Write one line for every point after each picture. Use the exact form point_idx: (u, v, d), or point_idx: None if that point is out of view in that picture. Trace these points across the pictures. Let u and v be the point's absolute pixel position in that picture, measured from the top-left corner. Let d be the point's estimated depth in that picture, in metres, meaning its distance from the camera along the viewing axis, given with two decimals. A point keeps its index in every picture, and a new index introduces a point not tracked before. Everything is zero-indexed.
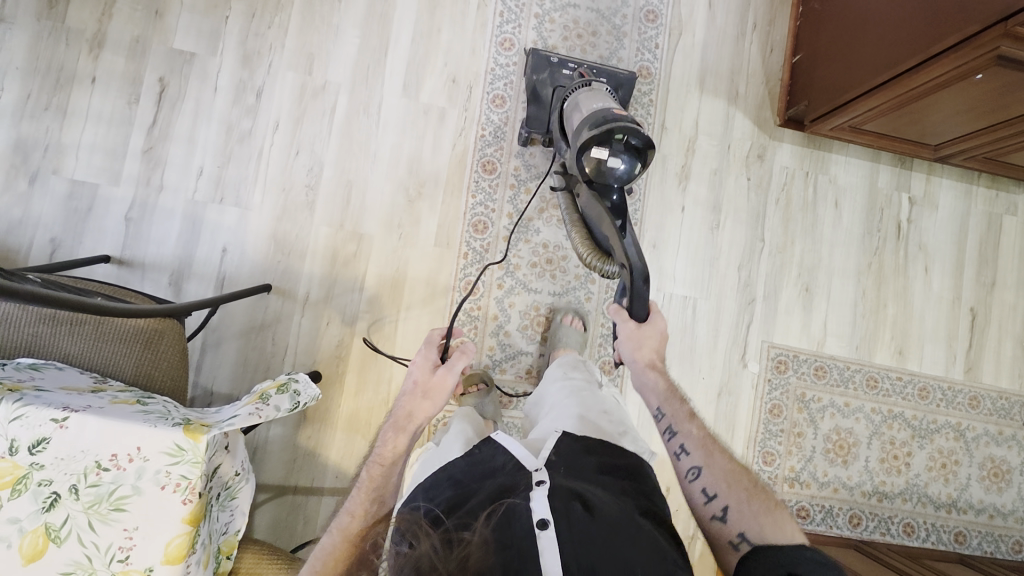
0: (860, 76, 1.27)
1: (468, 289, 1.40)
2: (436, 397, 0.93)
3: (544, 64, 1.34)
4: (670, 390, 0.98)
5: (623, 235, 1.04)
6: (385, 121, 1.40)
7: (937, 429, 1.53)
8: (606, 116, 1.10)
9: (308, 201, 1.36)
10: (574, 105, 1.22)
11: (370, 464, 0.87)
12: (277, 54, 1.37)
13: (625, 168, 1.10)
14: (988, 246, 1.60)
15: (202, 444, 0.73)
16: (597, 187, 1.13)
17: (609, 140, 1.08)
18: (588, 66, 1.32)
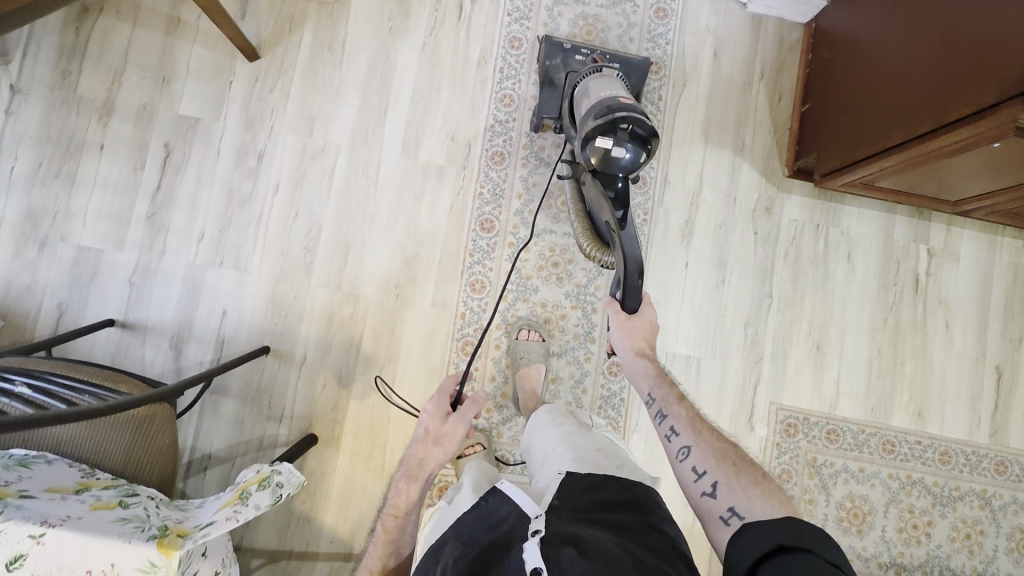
0: (871, 135, 1.22)
1: (466, 349, 1.39)
2: (446, 444, 0.99)
3: (557, 49, 1.36)
4: (659, 374, 1.06)
5: (623, 226, 1.10)
6: (384, 181, 1.40)
7: (960, 497, 1.45)
8: (611, 106, 1.13)
9: (307, 263, 1.37)
10: (582, 88, 1.24)
11: (384, 516, 0.94)
12: (278, 117, 1.39)
13: (630, 157, 1.13)
14: (1016, 301, 1.51)
15: (176, 559, 0.75)
16: (602, 177, 1.16)
17: (613, 130, 1.11)
18: (601, 52, 1.35)
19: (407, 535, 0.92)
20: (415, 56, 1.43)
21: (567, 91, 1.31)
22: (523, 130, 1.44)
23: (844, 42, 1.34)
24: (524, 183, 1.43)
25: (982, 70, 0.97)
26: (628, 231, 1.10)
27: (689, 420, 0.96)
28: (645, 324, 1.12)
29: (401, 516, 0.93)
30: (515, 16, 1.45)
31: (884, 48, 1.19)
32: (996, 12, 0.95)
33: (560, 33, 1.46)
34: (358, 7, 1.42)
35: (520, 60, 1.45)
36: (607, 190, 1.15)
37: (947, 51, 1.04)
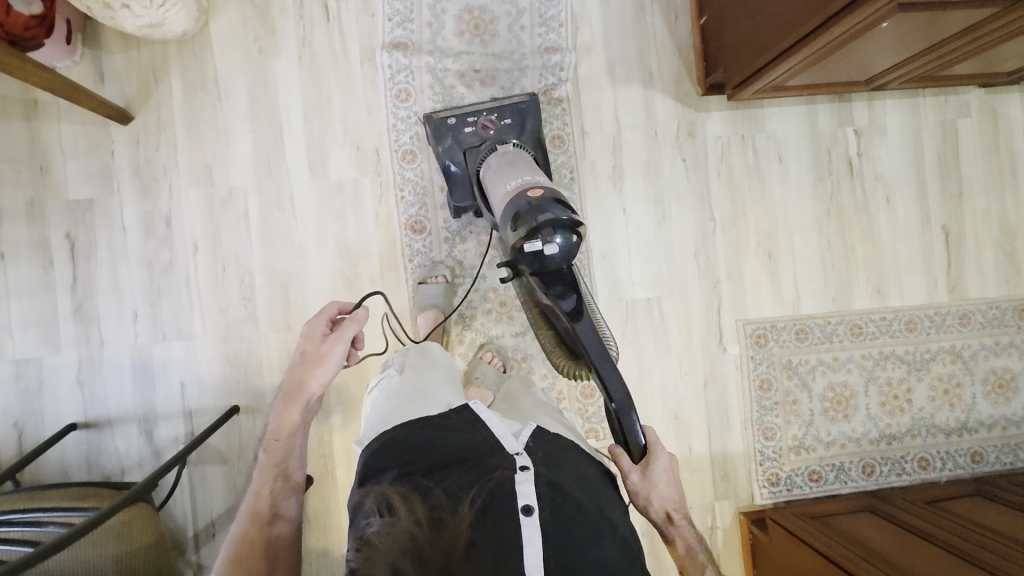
0: (771, 35, 1.16)
1: None
2: (325, 365, 0.92)
3: (444, 128, 1.26)
4: (687, 547, 0.90)
5: (578, 319, 0.93)
6: (302, 210, 1.36)
7: (933, 357, 1.50)
8: (524, 205, 0.96)
9: (249, 313, 1.34)
10: (490, 175, 1.13)
11: (268, 442, 0.91)
12: (174, 174, 1.32)
13: (563, 248, 0.94)
14: (947, 156, 1.52)
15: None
16: (545, 277, 0.97)
17: (536, 231, 0.93)
18: (486, 113, 1.26)
19: (293, 460, 0.90)
20: (295, 73, 1.35)
21: (473, 177, 1.22)
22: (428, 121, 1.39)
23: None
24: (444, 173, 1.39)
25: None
26: (584, 329, 0.92)
27: None
28: (663, 475, 0.90)
29: (285, 439, 0.91)
30: (396, 20, 1.36)
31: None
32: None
33: (447, 31, 1.37)
34: (220, 37, 1.33)
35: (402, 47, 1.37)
36: (554, 289, 0.95)
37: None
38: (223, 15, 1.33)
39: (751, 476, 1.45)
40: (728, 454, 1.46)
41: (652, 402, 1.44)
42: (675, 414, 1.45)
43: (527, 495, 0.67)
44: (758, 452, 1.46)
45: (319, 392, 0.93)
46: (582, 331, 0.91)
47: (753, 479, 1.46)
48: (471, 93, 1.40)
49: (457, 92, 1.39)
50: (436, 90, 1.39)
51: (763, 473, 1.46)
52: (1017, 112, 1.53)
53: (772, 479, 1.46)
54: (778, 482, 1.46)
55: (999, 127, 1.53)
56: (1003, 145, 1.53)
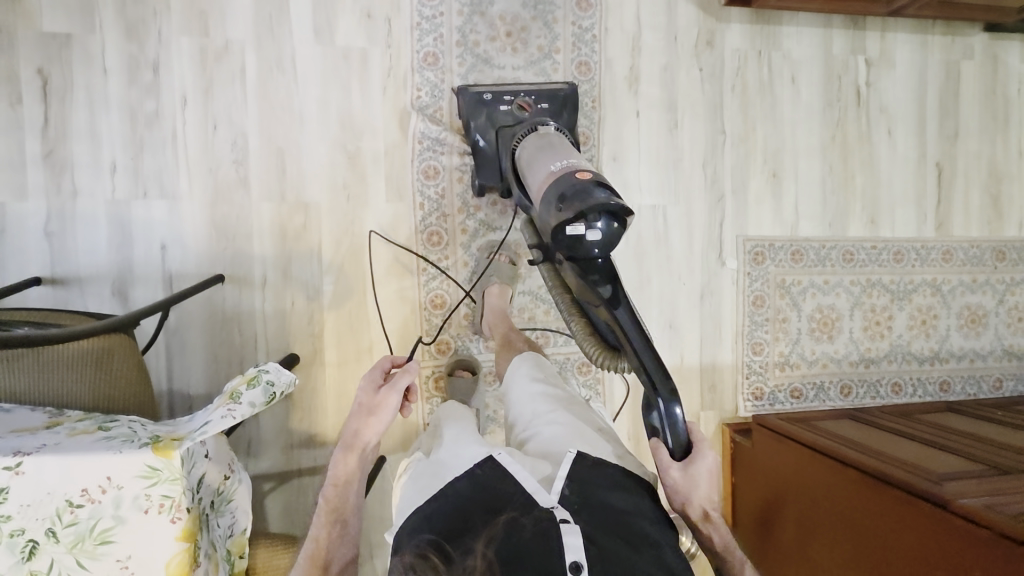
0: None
1: (433, 239, 1.33)
2: (381, 415, 0.84)
3: (478, 103, 1.23)
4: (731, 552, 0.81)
5: (616, 306, 0.93)
6: (303, 75, 1.27)
7: (915, 288, 1.56)
8: (571, 186, 0.92)
9: (240, 178, 1.25)
10: (530, 154, 1.08)
11: (325, 487, 0.86)
12: (164, 18, 1.21)
13: (605, 234, 0.91)
14: (948, 95, 1.56)
15: (177, 459, 0.70)
16: (580, 263, 0.95)
17: (582, 214, 0.89)
18: (525, 95, 1.24)
19: (350, 501, 0.87)
20: None
21: (502, 154, 1.20)
22: (454, 25, 1.33)
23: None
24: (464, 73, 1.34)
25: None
26: (625, 318, 0.92)
27: None
28: (705, 477, 0.81)
29: (342, 486, 0.87)
30: None
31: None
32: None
33: None
34: None
35: None
36: (591, 277, 0.95)
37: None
38: None
39: (737, 389, 1.48)
40: (717, 367, 1.48)
41: (649, 310, 1.44)
42: (670, 324, 1.45)
43: (575, 549, 0.66)
44: (745, 366, 1.49)
45: (375, 441, 0.86)
46: (623, 320, 0.92)
47: (738, 393, 1.49)
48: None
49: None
50: None
51: (748, 387, 1.49)
52: (1013, 61, 1.58)
53: (757, 394, 1.49)
54: (762, 398, 1.49)
55: (997, 72, 1.57)
56: (999, 91, 1.58)
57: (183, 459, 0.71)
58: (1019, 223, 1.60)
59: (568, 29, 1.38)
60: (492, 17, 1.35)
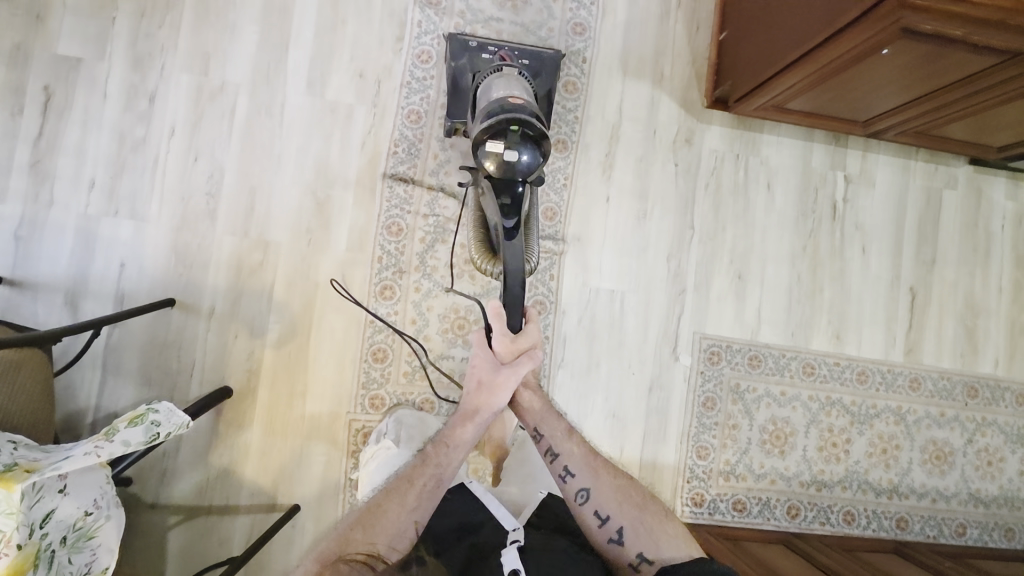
0: (788, 44, 1.16)
1: (384, 294, 1.34)
2: (497, 393, 1.02)
3: (462, 49, 1.32)
4: (545, 407, 1.06)
5: (509, 238, 1.08)
6: (288, 121, 1.33)
7: (877, 414, 1.50)
8: (501, 107, 1.09)
9: (209, 209, 1.30)
10: (484, 86, 1.22)
11: (436, 442, 0.99)
12: (169, 54, 1.30)
13: (523, 160, 1.07)
14: (927, 222, 1.54)
15: (16, 493, 0.76)
16: (498, 181, 1.10)
17: (503, 133, 1.06)
18: (508, 49, 1.32)
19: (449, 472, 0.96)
20: None
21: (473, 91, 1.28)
22: (442, 89, 1.40)
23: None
24: (442, 142, 1.39)
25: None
26: (514, 244, 1.07)
27: (584, 458, 1.01)
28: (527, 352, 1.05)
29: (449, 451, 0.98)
30: None
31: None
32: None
33: None
34: None
35: (439, 13, 1.40)
36: (502, 195, 1.10)
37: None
38: None
39: (676, 492, 1.42)
40: (658, 465, 1.43)
41: (593, 395, 1.41)
42: (614, 412, 1.42)
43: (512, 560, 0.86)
44: (687, 469, 1.43)
45: (487, 423, 1.01)
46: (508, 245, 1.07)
47: (677, 497, 1.43)
48: None
49: None
50: None
51: (688, 492, 1.43)
52: (1000, 196, 1.56)
53: (696, 499, 1.43)
54: (701, 504, 1.43)
55: (981, 206, 1.56)
56: (981, 224, 1.56)
57: (24, 493, 0.77)
58: (995, 360, 1.55)
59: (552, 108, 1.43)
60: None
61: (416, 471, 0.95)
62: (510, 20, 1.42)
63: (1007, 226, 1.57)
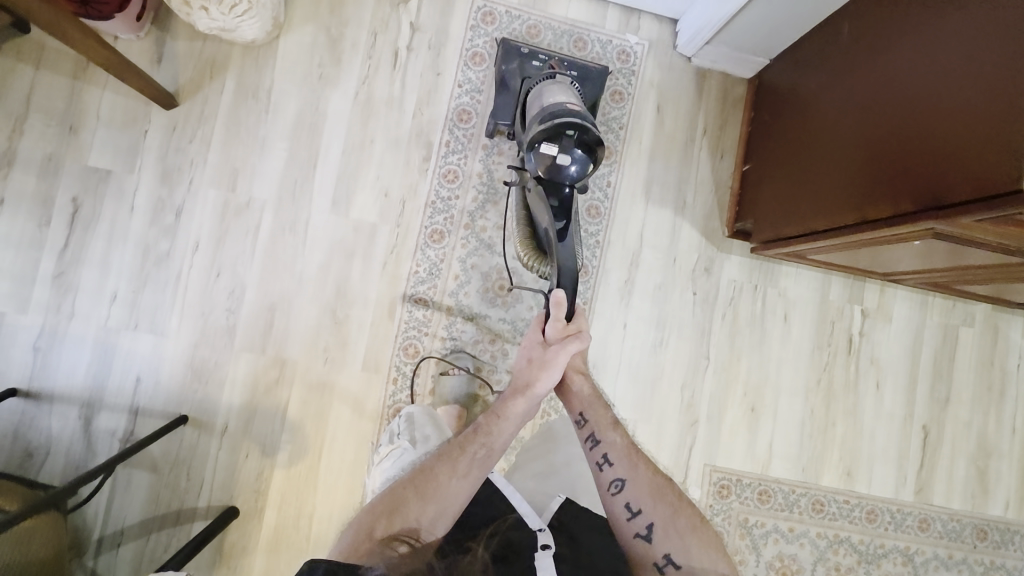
0: (822, 205, 1.16)
1: (397, 416, 1.33)
2: (550, 369, 1.04)
3: (515, 53, 1.32)
4: (597, 395, 1.09)
5: (562, 239, 1.10)
6: (311, 239, 1.33)
7: (885, 554, 1.48)
8: (558, 111, 1.12)
9: (228, 325, 1.30)
10: (534, 88, 1.26)
11: (488, 414, 1.02)
12: (198, 168, 1.31)
13: (575, 162, 1.12)
14: (943, 360, 1.53)
15: None
16: (547, 184, 1.14)
17: (559, 137, 1.10)
18: (558, 58, 1.31)
19: (497, 443, 0.98)
20: (347, 107, 1.36)
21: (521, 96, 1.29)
22: (466, 209, 1.40)
23: (807, 94, 1.26)
24: (462, 263, 1.39)
25: (931, 157, 0.91)
26: (565, 243, 1.09)
27: (624, 448, 1.01)
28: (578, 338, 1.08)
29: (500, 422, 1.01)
30: (466, 88, 1.40)
31: (851, 105, 1.11)
32: (954, 91, 0.88)
33: None
34: (284, 52, 1.35)
35: (468, 133, 1.40)
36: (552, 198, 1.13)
37: (902, 131, 0.97)
38: (294, 33, 1.35)
39: None
40: None
41: None
42: None
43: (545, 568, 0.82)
44: None
45: (541, 399, 1.04)
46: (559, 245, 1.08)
47: None
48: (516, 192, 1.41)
49: (503, 188, 1.41)
50: (483, 181, 1.40)
51: None
52: (1018, 336, 1.55)
53: None
54: None
55: (998, 345, 1.55)
56: (998, 363, 1.55)
57: None
58: (1005, 503, 1.53)
59: None
60: (504, 207, 1.41)
61: (467, 440, 0.97)
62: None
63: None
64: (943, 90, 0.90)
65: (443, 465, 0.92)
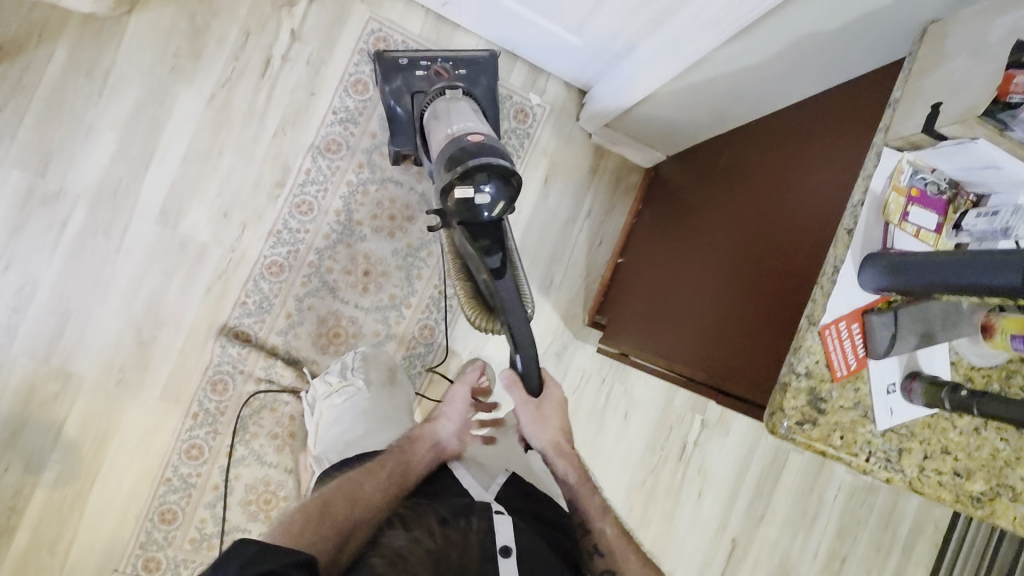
0: (653, 331, 1.15)
1: (190, 453, 1.24)
2: (455, 404, 0.97)
3: (393, 67, 1.18)
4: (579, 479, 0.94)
5: (501, 278, 0.90)
6: (128, 247, 1.21)
7: None
8: (463, 148, 0.92)
9: (10, 324, 1.16)
10: (435, 117, 1.10)
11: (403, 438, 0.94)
12: (4, 144, 1.15)
13: (499, 199, 0.91)
14: (767, 480, 1.57)
15: None
16: (472, 229, 0.93)
17: (470, 175, 0.89)
18: (442, 61, 1.19)
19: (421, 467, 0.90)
20: (198, 108, 1.23)
21: (418, 119, 1.17)
22: (314, 245, 1.29)
23: (696, 194, 1.19)
24: (299, 302, 1.29)
25: (740, 329, 0.89)
26: (505, 283, 0.90)
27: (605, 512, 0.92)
28: (554, 407, 0.94)
29: (419, 446, 0.92)
30: (340, 116, 1.28)
31: (719, 230, 1.05)
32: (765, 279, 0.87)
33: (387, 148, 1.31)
34: (135, 33, 1.19)
35: (333, 165, 1.28)
36: (481, 245, 0.92)
37: (734, 287, 0.94)
38: (151, 15, 1.20)
39: None
40: None
41: None
42: None
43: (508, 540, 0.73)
44: None
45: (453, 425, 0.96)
46: (499, 287, 0.89)
47: None
48: (374, 238, 1.32)
49: (360, 231, 1.31)
50: (340, 219, 1.30)
51: None
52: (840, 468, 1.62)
53: None
54: None
55: (820, 474, 1.61)
56: (816, 491, 1.61)
57: None
58: None
59: (428, 289, 1.35)
60: (357, 251, 1.31)
61: (380, 463, 0.88)
62: (409, 187, 1.32)
63: (838, 497, 1.62)
64: (769, 271, 0.87)
65: (361, 478, 0.86)
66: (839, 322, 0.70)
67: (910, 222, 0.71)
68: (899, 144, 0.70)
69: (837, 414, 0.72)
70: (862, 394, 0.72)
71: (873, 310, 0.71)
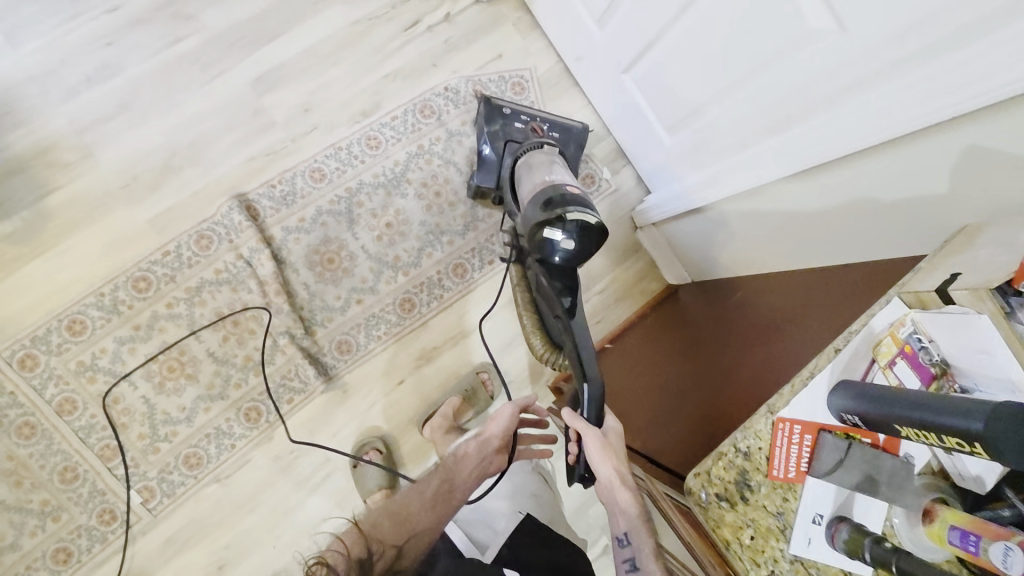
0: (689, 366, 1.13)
1: (137, 284, 1.22)
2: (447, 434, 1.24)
3: (496, 112, 1.30)
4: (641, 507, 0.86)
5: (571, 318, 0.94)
6: (212, 89, 1.31)
7: None
8: (562, 195, 1.00)
9: (74, 87, 1.26)
10: (530, 172, 1.20)
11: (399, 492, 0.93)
12: None
13: (580, 249, 0.96)
14: None
15: None
16: (550, 268, 0.98)
17: (561, 221, 0.95)
18: (540, 120, 1.31)
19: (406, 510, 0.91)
20: (339, 25, 1.39)
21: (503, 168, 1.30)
22: (361, 177, 1.36)
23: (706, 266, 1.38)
24: (316, 214, 1.32)
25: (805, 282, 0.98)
26: (577, 324, 0.94)
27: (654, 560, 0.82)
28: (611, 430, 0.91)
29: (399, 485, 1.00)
30: (445, 95, 1.42)
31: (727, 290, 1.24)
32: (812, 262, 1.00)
33: (466, 139, 1.42)
34: None
35: (416, 125, 1.39)
36: (553, 283, 0.97)
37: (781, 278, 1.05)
38: None
39: None
40: None
41: (215, 533, 1.21)
42: (219, 567, 1.21)
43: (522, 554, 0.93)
44: None
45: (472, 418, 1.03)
46: (573, 328, 0.93)
47: None
48: (412, 201, 1.38)
49: (404, 188, 1.38)
50: (395, 169, 1.38)
51: None
52: None
53: None
54: None
55: None
56: None
57: None
58: None
59: (430, 271, 1.38)
60: (392, 202, 1.37)
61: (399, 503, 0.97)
62: (465, 180, 1.42)
63: None
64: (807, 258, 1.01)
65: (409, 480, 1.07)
66: (794, 425, 0.68)
67: (894, 372, 0.69)
68: (909, 300, 0.71)
69: (756, 510, 0.68)
70: (787, 506, 0.67)
71: (830, 432, 0.68)
